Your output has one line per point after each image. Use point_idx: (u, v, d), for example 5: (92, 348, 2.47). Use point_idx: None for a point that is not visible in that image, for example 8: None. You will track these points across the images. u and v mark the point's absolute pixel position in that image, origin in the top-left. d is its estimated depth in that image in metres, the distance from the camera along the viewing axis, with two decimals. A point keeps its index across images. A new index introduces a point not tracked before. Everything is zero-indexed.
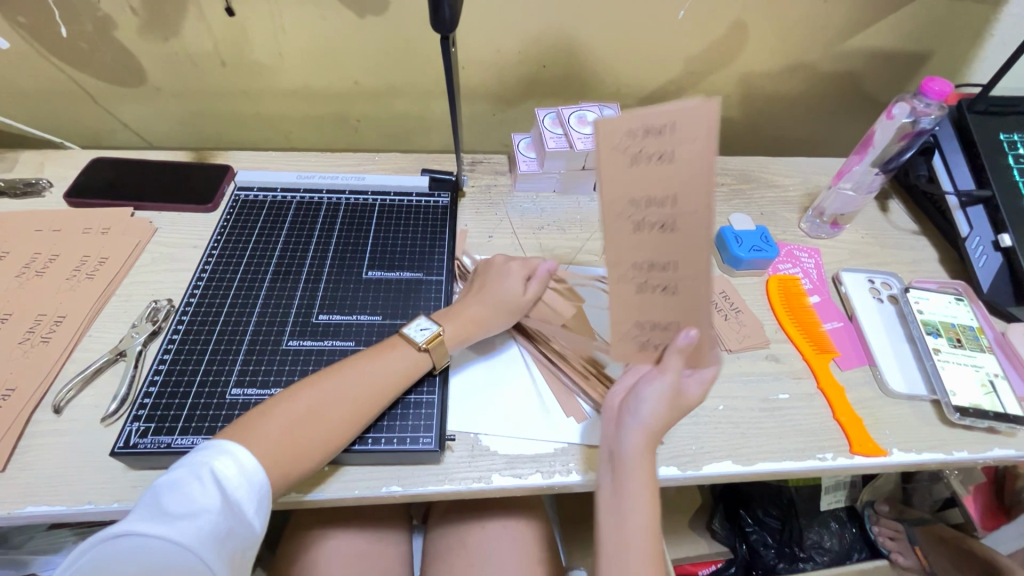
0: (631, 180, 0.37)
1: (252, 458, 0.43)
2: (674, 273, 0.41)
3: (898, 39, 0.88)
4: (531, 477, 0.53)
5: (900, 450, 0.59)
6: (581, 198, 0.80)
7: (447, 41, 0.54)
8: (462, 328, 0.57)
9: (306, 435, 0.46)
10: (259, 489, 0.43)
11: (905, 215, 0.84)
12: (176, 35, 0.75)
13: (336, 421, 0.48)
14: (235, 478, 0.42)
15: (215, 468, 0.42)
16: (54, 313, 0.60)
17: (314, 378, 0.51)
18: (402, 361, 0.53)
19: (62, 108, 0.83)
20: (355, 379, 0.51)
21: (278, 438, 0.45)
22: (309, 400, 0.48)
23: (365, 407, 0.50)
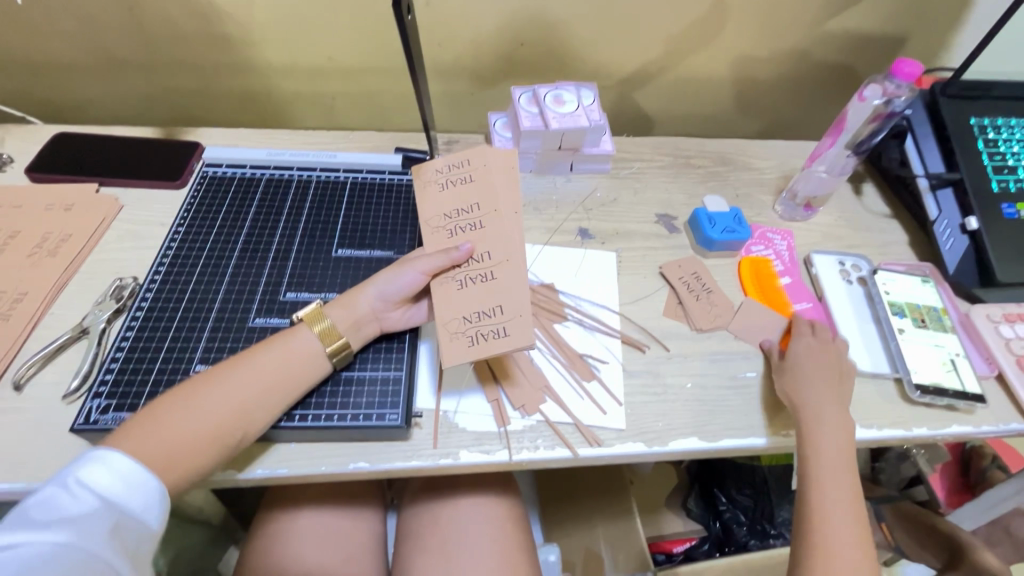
0: (453, 191, 0.55)
1: (130, 463, 0.42)
2: (492, 259, 0.51)
3: (875, 22, 0.88)
4: (498, 453, 0.53)
5: (861, 427, 0.60)
6: (557, 179, 0.80)
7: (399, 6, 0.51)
8: (354, 309, 0.54)
9: (190, 437, 0.45)
10: (146, 489, 0.43)
11: (877, 198, 0.84)
12: (139, 6, 0.72)
13: (219, 421, 0.46)
14: (115, 479, 0.42)
15: (88, 472, 0.41)
16: (15, 290, 0.59)
17: (203, 377, 0.48)
18: (292, 355, 0.51)
19: (23, 81, 0.80)
20: (245, 377, 0.48)
21: (163, 442, 0.44)
22: (188, 399, 0.46)
23: (255, 404, 0.48)
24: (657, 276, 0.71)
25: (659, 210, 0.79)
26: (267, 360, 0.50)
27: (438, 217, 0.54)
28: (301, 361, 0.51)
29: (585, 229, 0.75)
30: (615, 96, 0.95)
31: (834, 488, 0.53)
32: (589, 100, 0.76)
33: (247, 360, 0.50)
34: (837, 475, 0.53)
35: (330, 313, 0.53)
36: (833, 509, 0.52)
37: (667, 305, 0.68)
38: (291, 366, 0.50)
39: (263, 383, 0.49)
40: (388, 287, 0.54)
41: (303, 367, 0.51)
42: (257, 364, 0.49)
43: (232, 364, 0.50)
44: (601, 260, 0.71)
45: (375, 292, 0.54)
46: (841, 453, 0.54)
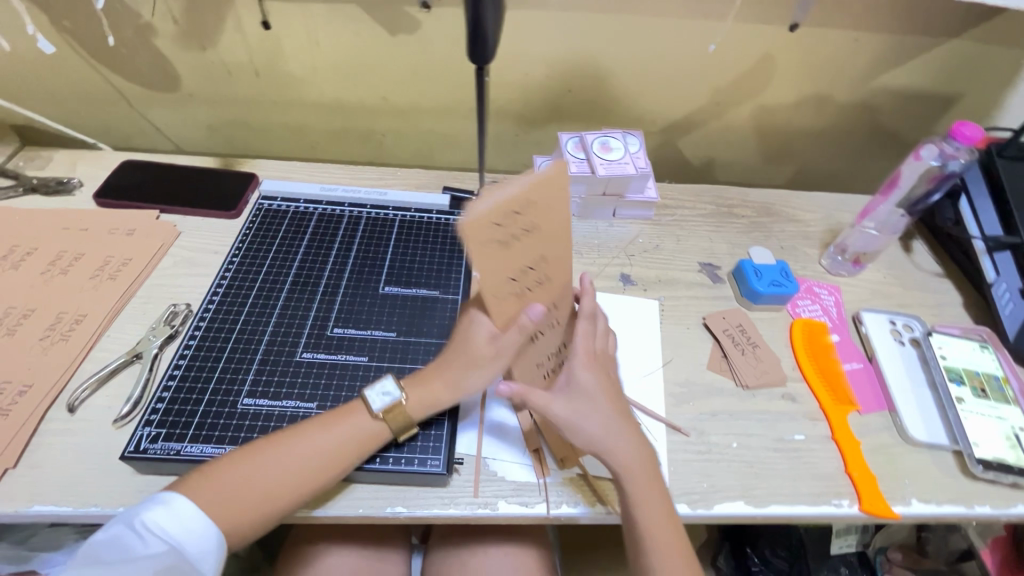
0: (512, 252, 0.42)
1: (195, 513, 0.44)
2: (559, 309, 0.51)
3: (925, 80, 0.88)
4: (537, 506, 0.52)
5: (919, 501, 0.57)
6: (599, 223, 0.80)
7: (482, 70, 0.54)
8: (429, 396, 0.52)
9: (250, 498, 0.46)
10: (203, 538, 0.44)
11: (929, 256, 0.82)
12: (212, 45, 0.77)
13: (278, 491, 0.46)
14: (172, 525, 0.43)
15: (152, 517, 0.43)
16: (75, 311, 0.61)
17: (268, 440, 0.48)
18: (358, 433, 0.49)
19: (97, 110, 0.85)
20: (308, 453, 0.48)
21: (226, 500, 0.45)
22: (251, 463, 0.47)
23: (312, 481, 0.47)
24: (701, 327, 0.70)
25: (703, 259, 0.78)
26: (330, 437, 0.49)
27: (496, 288, 0.43)
28: (365, 438, 0.50)
29: (627, 275, 0.74)
30: (658, 142, 0.95)
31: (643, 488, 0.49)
32: (635, 148, 0.77)
33: (310, 431, 0.49)
34: (637, 483, 0.49)
35: (410, 409, 0.51)
36: (646, 506, 0.49)
37: (711, 358, 0.66)
38: (356, 444, 0.49)
39: (322, 460, 0.48)
40: (471, 380, 0.52)
41: (364, 447, 0.49)
42: (317, 438, 0.48)
43: (298, 431, 0.49)
44: (644, 308, 0.70)
45: (456, 387, 0.52)
46: (638, 459, 0.50)
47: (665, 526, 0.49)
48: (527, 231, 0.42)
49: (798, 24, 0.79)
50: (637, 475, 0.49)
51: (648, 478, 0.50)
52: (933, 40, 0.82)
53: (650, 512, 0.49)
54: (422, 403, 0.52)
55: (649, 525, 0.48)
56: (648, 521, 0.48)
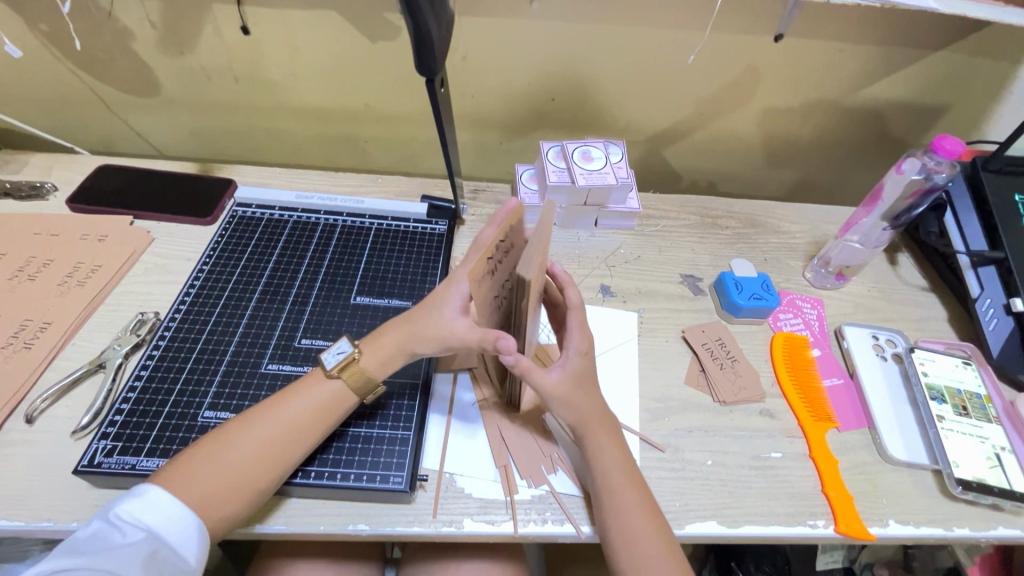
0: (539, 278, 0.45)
1: (172, 500, 0.44)
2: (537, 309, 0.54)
3: (912, 92, 0.87)
4: (504, 524, 0.51)
5: (896, 523, 0.56)
6: (581, 233, 0.80)
7: (433, 83, 0.53)
8: (387, 350, 0.52)
9: (227, 481, 0.45)
10: (183, 527, 0.43)
11: (914, 270, 0.81)
12: (191, 50, 0.76)
13: (250, 467, 0.46)
14: (149, 513, 0.43)
15: (129, 507, 0.43)
16: (40, 319, 0.60)
17: (239, 420, 0.48)
18: (322, 397, 0.50)
19: (76, 114, 0.84)
20: (278, 421, 0.48)
21: (203, 485, 0.45)
22: (222, 445, 0.47)
23: (283, 449, 0.47)
24: (680, 341, 0.68)
25: (685, 270, 0.77)
26: (295, 405, 0.49)
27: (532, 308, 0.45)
28: (329, 400, 0.50)
29: (607, 286, 0.73)
30: (644, 152, 0.95)
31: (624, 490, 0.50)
32: (617, 157, 0.76)
33: (277, 405, 0.49)
34: (616, 484, 0.50)
35: (365, 366, 0.52)
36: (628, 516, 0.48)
37: (689, 372, 0.65)
38: (322, 407, 0.50)
39: (291, 427, 0.48)
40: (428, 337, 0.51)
41: (330, 409, 0.50)
42: (284, 408, 0.49)
43: (267, 405, 0.50)
44: (622, 320, 0.69)
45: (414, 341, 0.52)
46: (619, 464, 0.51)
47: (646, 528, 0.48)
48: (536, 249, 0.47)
49: (782, 34, 0.78)
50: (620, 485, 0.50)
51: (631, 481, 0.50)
52: (920, 52, 0.81)
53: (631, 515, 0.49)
54: (380, 355, 0.52)
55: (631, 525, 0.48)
56: (634, 529, 0.48)
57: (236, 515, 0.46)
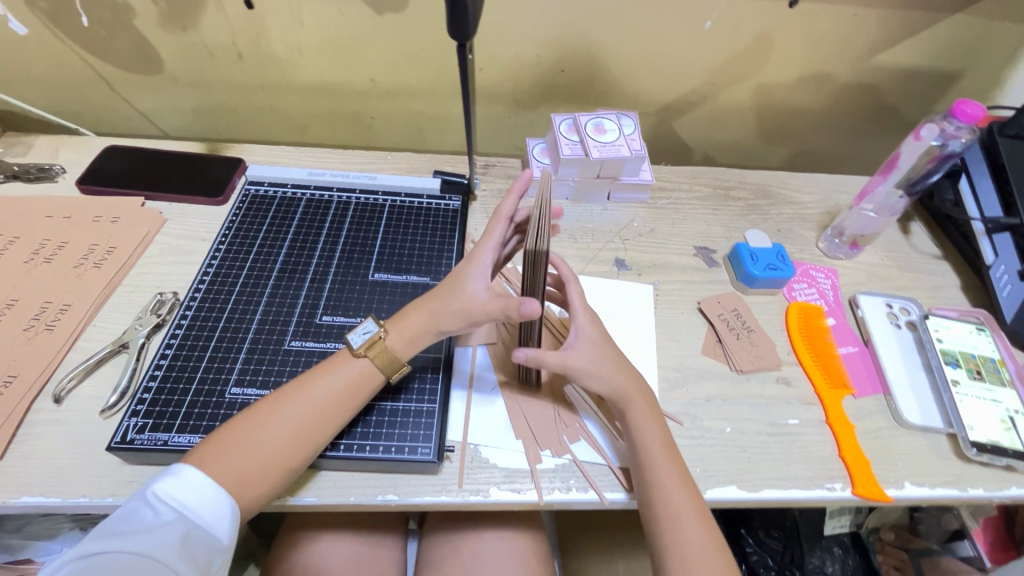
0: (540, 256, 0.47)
1: (206, 480, 0.44)
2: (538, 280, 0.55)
3: (928, 58, 0.86)
4: (529, 492, 0.52)
5: (912, 484, 0.57)
6: (593, 207, 0.79)
7: (465, 47, 0.51)
8: (412, 329, 0.53)
9: (259, 461, 0.46)
10: (216, 507, 0.44)
11: (927, 238, 0.81)
12: (194, 26, 0.74)
13: (282, 447, 0.47)
14: (185, 492, 0.43)
15: (164, 486, 0.43)
16: (60, 301, 0.60)
17: (268, 402, 0.49)
18: (349, 378, 0.51)
19: (79, 94, 0.83)
20: (305, 402, 0.49)
21: (235, 467, 0.45)
22: (252, 427, 0.47)
23: (313, 429, 0.48)
24: (696, 312, 0.69)
25: (698, 242, 0.77)
26: (323, 386, 0.50)
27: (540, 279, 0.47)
28: (355, 380, 0.51)
29: (621, 259, 0.73)
30: (654, 123, 0.94)
31: (647, 420, 0.52)
32: (630, 129, 0.75)
33: (304, 387, 0.50)
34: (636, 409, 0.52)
35: (389, 345, 0.52)
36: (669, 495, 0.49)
37: (705, 343, 0.66)
38: (349, 388, 0.50)
39: (319, 406, 0.49)
40: (454, 313, 0.51)
41: (356, 388, 0.51)
42: (313, 390, 0.49)
43: (296, 384, 0.50)
44: (637, 292, 0.70)
45: (437, 317, 0.52)
46: (634, 390, 0.53)
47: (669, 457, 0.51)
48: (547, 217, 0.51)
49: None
50: (643, 417, 0.52)
51: (648, 408, 0.53)
52: (938, 15, 0.79)
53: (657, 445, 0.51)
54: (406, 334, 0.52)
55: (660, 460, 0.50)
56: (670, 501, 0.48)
57: (269, 492, 0.46)
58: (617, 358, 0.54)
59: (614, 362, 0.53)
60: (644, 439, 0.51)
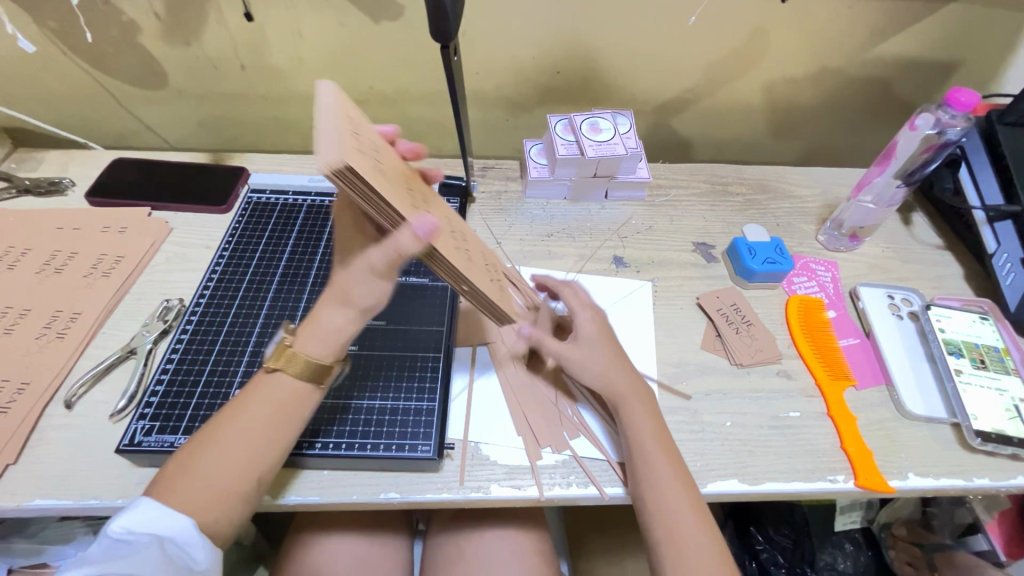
0: (381, 171, 0.41)
1: (160, 512, 0.42)
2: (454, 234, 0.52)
3: (925, 48, 0.85)
4: (530, 488, 0.52)
5: (916, 475, 0.56)
6: (591, 206, 0.80)
7: (449, 49, 0.53)
8: (335, 335, 0.48)
9: (208, 487, 0.43)
10: (185, 533, 0.41)
11: (928, 228, 0.81)
12: (196, 40, 0.76)
13: (226, 474, 0.44)
14: (150, 522, 0.41)
15: (131, 516, 0.41)
16: (70, 310, 0.62)
17: (204, 432, 0.46)
18: (281, 393, 0.47)
19: (87, 109, 0.85)
20: (246, 417, 0.46)
21: (186, 496, 0.43)
22: (191, 456, 0.44)
23: (256, 450, 0.45)
24: (695, 308, 0.69)
25: (696, 238, 0.77)
26: (256, 405, 0.46)
27: (408, 202, 0.42)
28: (288, 395, 0.47)
29: (619, 257, 0.74)
30: (651, 122, 0.94)
31: (642, 418, 0.52)
32: (625, 128, 0.76)
33: (237, 410, 0.47)
34: (630, 410, 0.53)
35: (307, 352, 0.48)
36: (667, 493, 0.49)
37: (705, 338, 0.66)
38: (284, 404, 0.47)
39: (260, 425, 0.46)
40: (361, 285, 0.46)
41: (292, 402, 0.47)
42: (246, 412, 0.46)
43: (229, 409, 0.47)
44: (635, 289, 0.70)
45: (348, 301, 0.47)
46: (630, 387, 0.54)
47: (664, 457, 0.50)
48: (362, 140, 0.43)
49: None
50: (638, 416, 0.52)
51: (644, 407, 0.53)
52: (934, 5, 0.79)
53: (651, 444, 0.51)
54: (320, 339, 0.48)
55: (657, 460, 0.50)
56: (667, 498, 0.48)
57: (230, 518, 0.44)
58: (614, 354, 0.56)
59: (615, 354, 0.56)
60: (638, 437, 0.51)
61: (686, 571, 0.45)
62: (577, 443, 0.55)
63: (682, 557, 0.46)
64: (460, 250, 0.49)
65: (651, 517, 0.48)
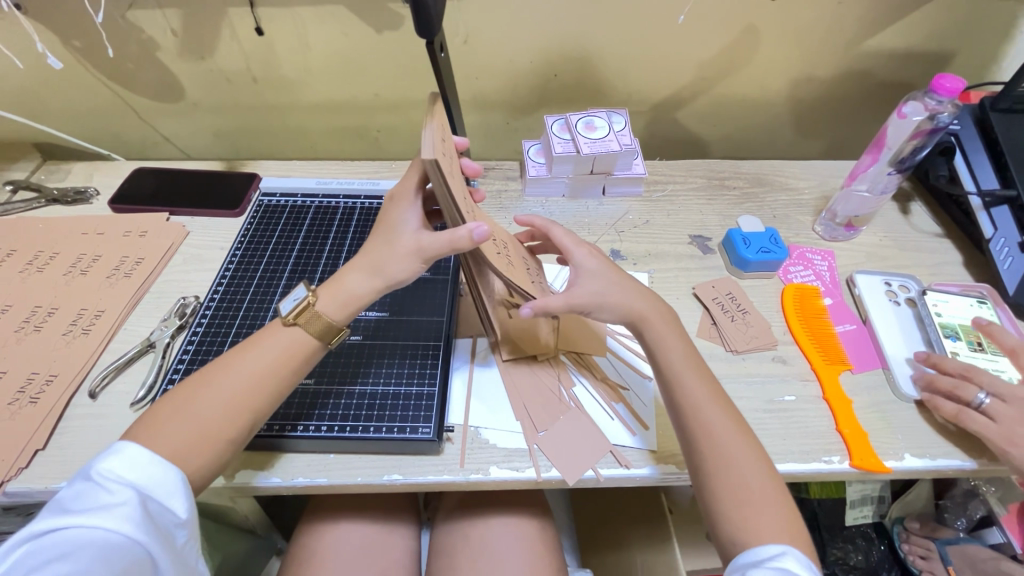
0: (454, 173, 0.47)
1: (150, 457, 0.43)
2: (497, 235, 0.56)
3: (918, 40, 0.86)
4: (528, 470, 0.54)
5: (912, 456, 0.57)
6: (589, 203, 0.82)
7: (432, 44, 0.55)
8: (343, 296, 0.52)
9: (194, 429, 0.46)
10: (170, 485, 0.43)
11: (927, 217, 0.81)
12: (211, 54, 0.81)
13: (219, 415, 0.47)
14: (134, 472, 0.42)
15: (110, 467, 0.42)
16: (94, 308, 0.65)
17: (207, 374, 0.49)
18: (286, 345, 0.51)
19: (110, 123, 0.90)
20: (244, 368, 0.49)
21: (172, 438, 0.45)
22: (190, 396, 0.48)
23: (253, 396, 0.48)
24: (691, 297, 0.70)
25: (693, 231, 0.79)
26: (261, 354, 0.50)
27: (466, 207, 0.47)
28: (293, 347, 0.51)
29: (617, 250, 0.76)
30: (648, 121, 0.96)
31: (694, 381, 0.52)
32: (620, 125, 0.78)
33: (242, 357, 0.50)
34: (685, 373, 0.52)
35: (321, 310, 0.52)
36: (732, 447, 0.48)
37: (700, 326, 0.67)
38: (286, 357, 0.50)
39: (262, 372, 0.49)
40: (397, 260, 0.51)
41: (294, 357, 0.51)
42: (251, 360, 0.50)
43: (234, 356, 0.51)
44: (632, 280, 0.72)
45: (380, 272, 0.51)
46: (686, 358, 0.53)
47: (726, 422, 0.50)
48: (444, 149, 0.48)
49: None
50: (693, 377, 0.52)
51: (700, 375, 0.53)
52: None
53: (710, 406, 0.50)
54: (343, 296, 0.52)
55: (712, 418, 0.50)
56: (737, 451, 0.48)
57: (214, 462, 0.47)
58: (664, 319, 0.55)
59: (624, 290, 0.55)
60: (696, 398, 0.51)
61: (751, 519, 0.45)
62: (565, 420, 0.57)
63: (746, 507, 0.46)
64: (499, 253, 0.53)
65: (709, 478, 0.48)
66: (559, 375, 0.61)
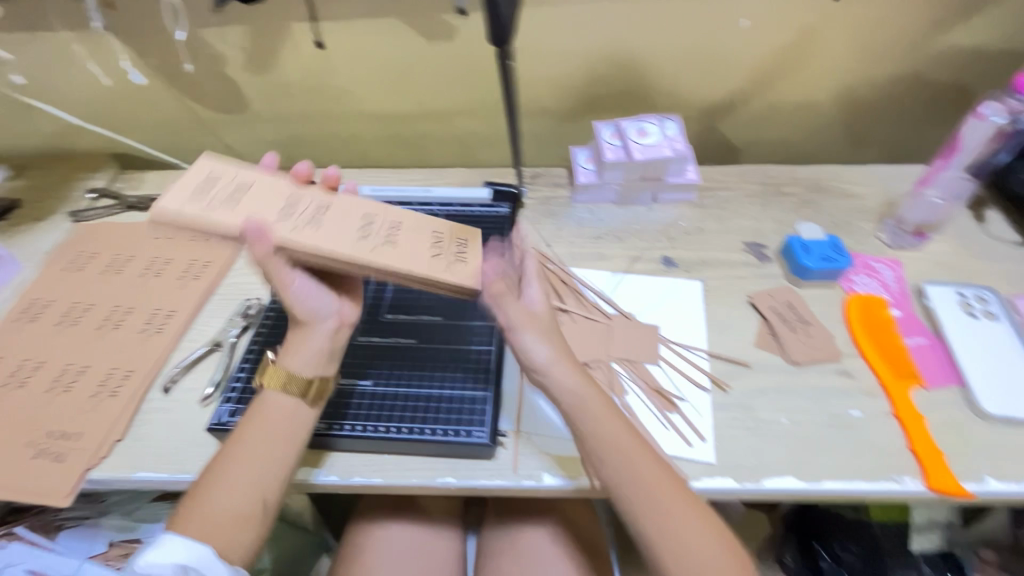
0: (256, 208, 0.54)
1: (182, 544, 0.46)
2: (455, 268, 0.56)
3: (992, 38, 0.82)
4: (581, 478, 0.54)
5: (995, 480, 0.53)
6: (639, 209, 0.81)
7: (504, 52, 0.57)
8: (310, 351, 0.54)
9: (219, 515, 0.47)
10: (206, 559, 0.45)
11: (1004, 224, 0.76)
12: (274, 68, 0.85)
13: (237, 494, 0.48)
14: (170, 555, 0.45)
15: (149, 557, 0.45)
16: (167, 307, 0.69)
17: (216, 461, 0.50)
18: (273, 416, 0.51)
19: (180, 134, 0.96)
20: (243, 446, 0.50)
21: (199, 523, 0.47)
22: (204, 484, 0.49)
23: (260, 470, 0.49)
24: (747, 306, 0.68)
25: (748, 238, 0.76)
26: (253, 429, 0.51)
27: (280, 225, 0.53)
28: (282, 416, 0.52)
29: (669, 257, 0.74)
30: (699, 126, 0.95)
31: (624, 437, 0.49)
32: (672, 131, 0.77)
33: (238, 438, 0.51)
34: (636, 454, 0.48)
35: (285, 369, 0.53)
36: (682, 518, 0.47)
37: (758, 336, 0.65)
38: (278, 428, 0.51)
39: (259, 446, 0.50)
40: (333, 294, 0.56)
41: (286, 425, 0.51)
42: (247, 437, 0.50)
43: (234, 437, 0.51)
44: (686, 288, 0.70)
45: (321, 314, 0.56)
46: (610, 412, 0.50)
47: (659, 477, 0.48)
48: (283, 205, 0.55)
49: None
50: (620, 434, 0.49)
51: (629, 431, 0.49)
52: None
53: (641, 464, 0.48)
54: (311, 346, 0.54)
55: (642, 478, 0.48)
56: (681, 526, 0.46)
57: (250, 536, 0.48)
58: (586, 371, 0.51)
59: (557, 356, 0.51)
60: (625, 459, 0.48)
61: None
62: None
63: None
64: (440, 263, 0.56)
65: (661, 550, 0.46)
66: (611, 383, 0.60)
